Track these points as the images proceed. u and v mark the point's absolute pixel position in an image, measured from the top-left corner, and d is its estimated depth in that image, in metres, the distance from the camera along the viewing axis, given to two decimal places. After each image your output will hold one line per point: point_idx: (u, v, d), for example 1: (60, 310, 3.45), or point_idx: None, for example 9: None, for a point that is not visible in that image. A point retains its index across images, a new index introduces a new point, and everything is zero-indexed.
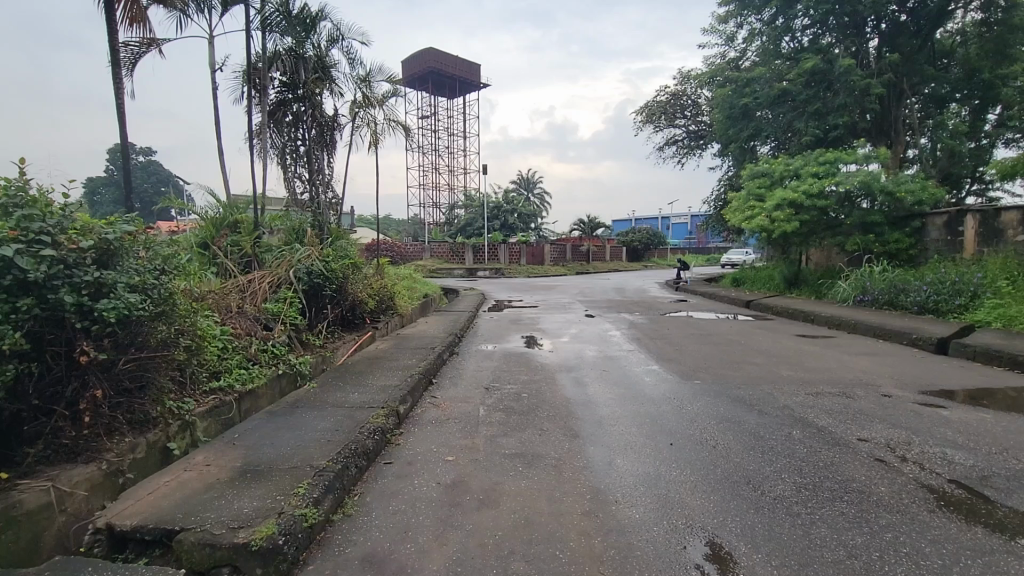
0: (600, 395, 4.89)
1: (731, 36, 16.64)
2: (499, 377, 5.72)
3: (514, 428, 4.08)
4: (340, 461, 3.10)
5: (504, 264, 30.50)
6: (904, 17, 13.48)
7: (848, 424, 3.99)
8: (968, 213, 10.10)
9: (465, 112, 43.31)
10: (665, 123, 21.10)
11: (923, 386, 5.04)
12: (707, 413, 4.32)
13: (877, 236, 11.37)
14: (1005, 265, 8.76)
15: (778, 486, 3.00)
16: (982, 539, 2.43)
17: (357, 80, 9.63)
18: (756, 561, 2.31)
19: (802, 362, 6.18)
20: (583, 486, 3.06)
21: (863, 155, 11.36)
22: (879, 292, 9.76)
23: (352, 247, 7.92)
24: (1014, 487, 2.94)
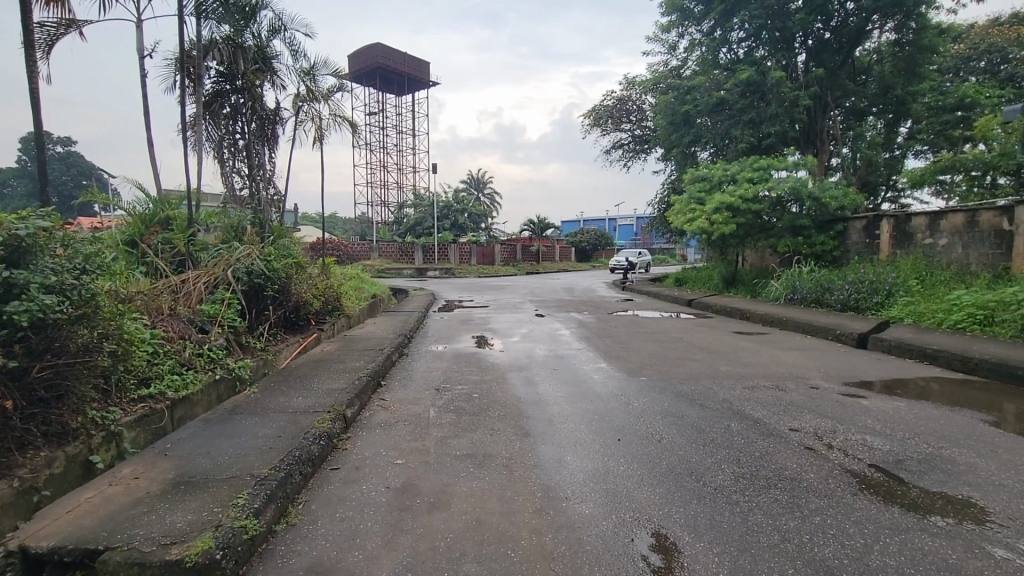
0: (549, 394, 4.96)
1: (673, 45, 17.28)
2: (449, 378, 5.67)
3: (464, 428, 4.07)
4: (283, 469, 2.98)
5: (454, 264, 30.31)
6: (828, 35, 14.50)
7: (781, 416, 4.23)
8: (884, 218, 10.89)
9: (414, 110, 42.72)
10: (611, 126, 21.66)
11: (846, 378, 5.44)
12: (653, 408, 4.45)
13: (805, 238, 12.21)
14: (915, 266, 9.60)
15: (718, 476, 3.15)
16: (899, 518, 2.65)
17: (301, 73, 9.31)
18: (699, 550, 2.41)
19: (739, 357, 6.51)
20: (533, 484, 3.09)
21: (792, 162, 12.10)
22: (808, 292, 10.41)
23: (295, 246, 7.63)
24: (925, 469, 3.21)
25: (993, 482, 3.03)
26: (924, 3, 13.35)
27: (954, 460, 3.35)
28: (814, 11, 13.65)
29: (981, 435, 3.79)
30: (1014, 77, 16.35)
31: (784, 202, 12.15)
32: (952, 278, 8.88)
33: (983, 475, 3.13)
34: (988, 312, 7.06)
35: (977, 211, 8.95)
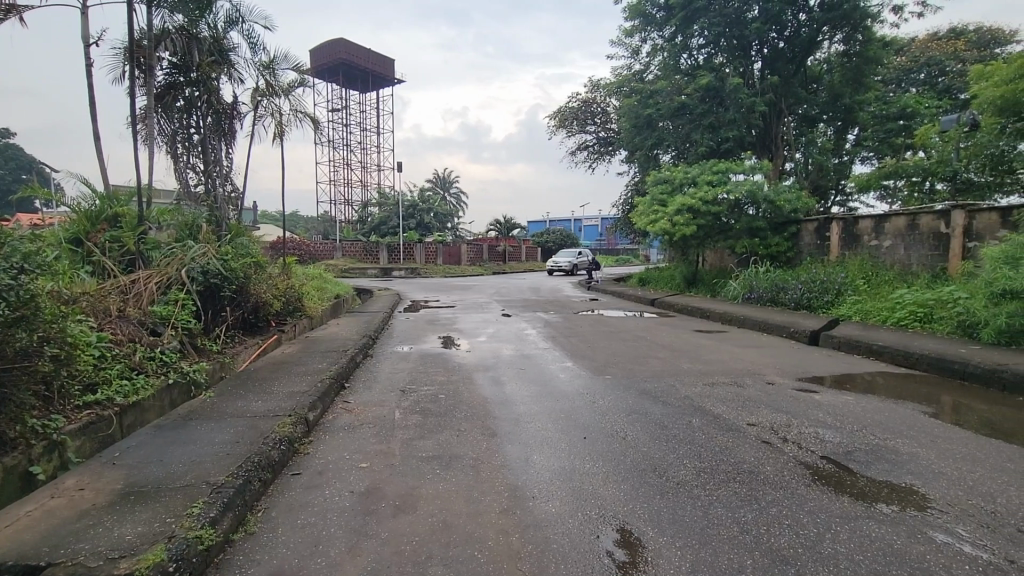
0: (516, 393, 4.98)
1: (636, 49, 17.61)
2: (415, 379, 5.62)
3: (430, 430, 4.04)
4: (241, 476, 2.89)
5: (420, 264, 29.98)
6: (782, 45, 15.09)
7: (739, 411, 4.39)
8: (834, 221, 11.41)
9: (378, 108, 42.05)
10: (577, 128, 21.91)
11: (799, 373, 5.69)
12: (618, 406, 4.54)
13: (761, 240, 12.68)
14: (862, 266, 10.11)
15: (681, 471, 3.23)
16: (850, 508, 2.78)
17: (260, 66, 9.03)
18: (661, 543, 2.47)
19: (699, 354, 6.71)
20: (500, 484, 3.10)
21: (749, 166, 12.53)
22: (764, 291, 10.81)
23: (254, 245, 7.39)
24: (871, 459, 3.39)
25: (933, 470, 3.23)
26: (869, 17, 14.09)
27: (898, 451, 3.54)
28: (769, 21, 14.20)
29: (922, 426, 4.03)
30: (950, 89, 17.39)
31: (741, 204, 12.56)
32: (895, 278, 9.39)
33: (924, 464, 3.32)
34: (927, 310, 7.49)
35: (917, 215, 9.49)
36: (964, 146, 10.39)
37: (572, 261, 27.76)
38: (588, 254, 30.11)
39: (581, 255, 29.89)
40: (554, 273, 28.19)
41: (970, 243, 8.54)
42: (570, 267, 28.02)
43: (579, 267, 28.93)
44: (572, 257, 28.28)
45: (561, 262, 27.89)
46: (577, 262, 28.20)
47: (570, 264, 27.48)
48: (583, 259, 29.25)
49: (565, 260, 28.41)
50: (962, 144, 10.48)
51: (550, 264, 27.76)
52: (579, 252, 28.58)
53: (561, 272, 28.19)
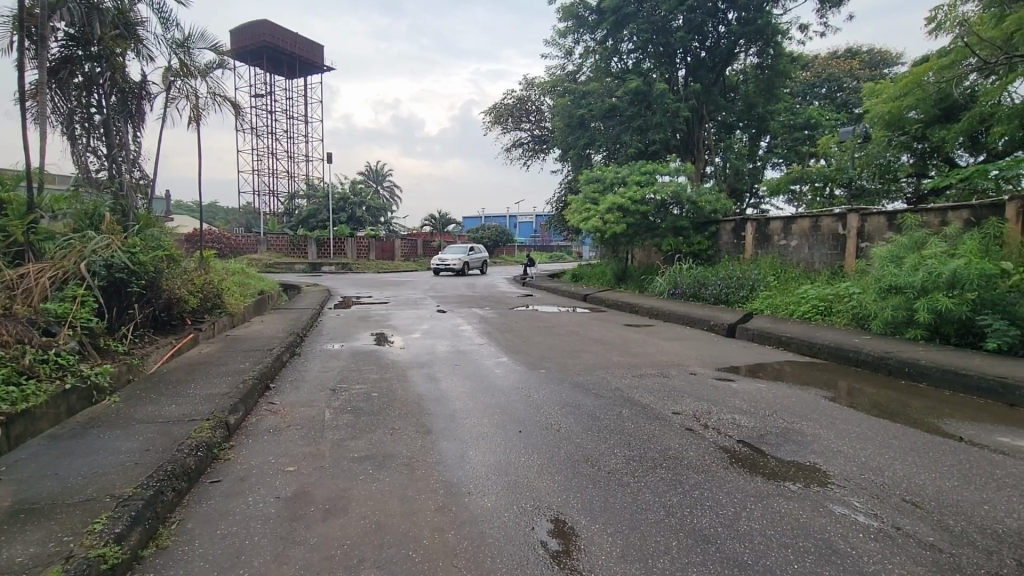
0: (451, 390, 4.95)
1: (569, 50, 17.96)
2: (346, 378, 5.44)
3: (363, 429, 3.93)
4: (152, 487, 2.68)
5: (352, 259, 29.06)
6: (704, 54, 15.97)
7: (665, 400, 4.63)
8: (748, 222, 12.25)
9: (306, 95, 40.14)
10: (512, 125, 22.07)
11: (718, 364, 6.09)
12: (551, 399, 4.64)
13: (685, 238, 13.38)
14: (773, 264, 10.94)
15: (611, 460, 3.37)
16: (761, 487, 3.02)
17: (172, 45, 8.31)
18: (594, 531, 2.56)
19: (629, 348, 6.99)
20: (436, 481, 3.08)
21: (674, 168, 13.15)
22: (687, 287, 11.42)
23: (166, 237, 6.83)
24: (780, 441, 3.70)
25: (832, 449, 3.57)
26: (779, 33, 15.19)
27: (803, 432, 3.89)
28: (692, 31, 14.99)
29: (823, 409, 4.44)
30: (847, 104, 19.16)
31: (667, 204, 13.21)
32: (800, 275, 10.23)
33: (825, 444, 3.67)
34: (827, 304, 8.23)
35: (819, 217, 10.39)
36: (858, 155, 11.45)
37: (461, 259, 23.23)
38: (481, 251, 25.94)
39: (474, 251, 25.67)
40: (439, 271, 23.59)
41: (862, 244, 9.48)
42: (460, 266, 23.69)
43: (470, 265, 24.68)
44: (463, 255, 24.07)
45: (448, 259, 23.36)
46: (469, 259, 23.97)
47: (458, 261, 22.79)
48: (474, 256, 24.99)
49: (454, 257, 24.04)
50: (856, 154, 11.55)
51: (434, 260, 23.27)
52: (471, 247, 24.37)
53: (448, 270, 23.68)
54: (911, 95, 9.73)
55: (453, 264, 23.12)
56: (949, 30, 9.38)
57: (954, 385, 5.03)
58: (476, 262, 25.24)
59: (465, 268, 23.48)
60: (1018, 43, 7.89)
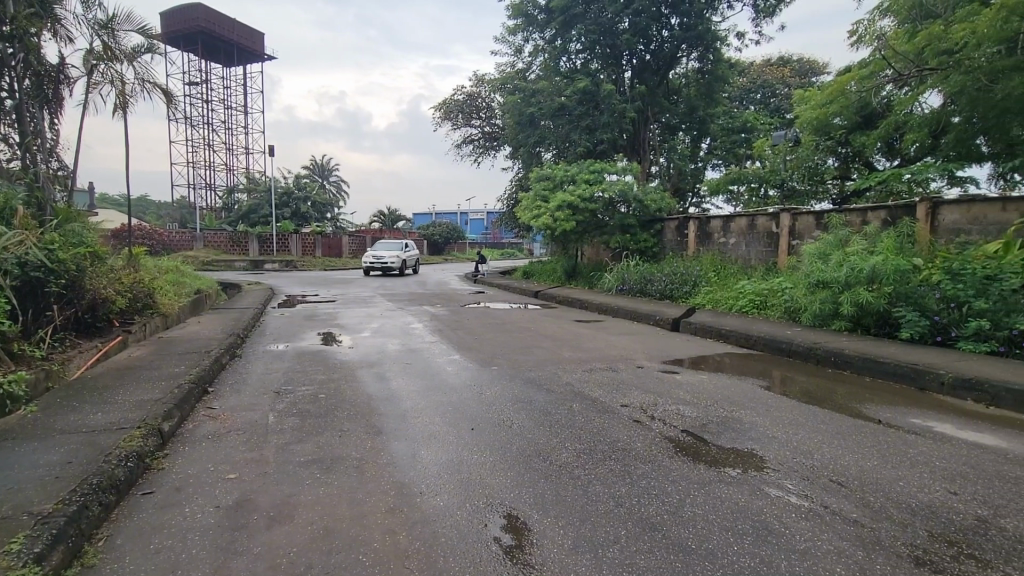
0: (402, 389, 4.89)
1: (518, 48, 18.04)
2: (291, 379, 5.25)
3: (309, 432, 3.82)
4: (76, 501, 2.50)
5: (296, 256, 28.02)
6: (648, 57, 16.47)
7: (614, 394, 4.76)
8: (690, 220, 12.73)
9: (245, 85, 38.29)
10: (462, 121, 21.94)
11: (663, 357, 6.32)
12: (504, 396, 4.67)
13: (632, 235, 13.75)
14: (714, 261, 11.44)
15: (563, 454, 3.43)
16: (704, 474, 3.17)
17: (95, 26, 7.70)
18: (546, 525, 2.60)
19: (579, 343, 7.12)
20: (386, 483, 3.04)
21: (621, 167, 13.49)
22: (634, 283, 11.78)
23: (89, 232, 6.33)
24: (721, 429, 3.89)
25: (767, 435, 3.80)
26: (718, 40, 15.92)
27: (741, 420, 4.10)
28: (637, 34, 15.40)
29: (759, 398, 4.70)
30: (779, 109, 20.33)
31: (615, 203, 13.56)
32: (738, 271, 10.75)
33: (762, 430, 3.90)
34: (763, 298, 8.69)
35: (755, 217, 10.96)
36: (790, 159, 12.40)
37: (398, 257, 20.49)
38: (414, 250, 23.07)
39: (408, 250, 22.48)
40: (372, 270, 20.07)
41: (794, 242, 10.07)
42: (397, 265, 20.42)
43: (405, 265, 21.44)
44: (399, 251, 20.85)
45: (385, 257, 19.99)
46: (407, 257, 20.80)
47: (396, 259, 20.04)
48: (409, 255, 21.86)
49: (389, 254, 20.69)
50: (788, 158, 12.48)
51: (367, 256, 19.71)
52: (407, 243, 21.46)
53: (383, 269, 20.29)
54: (835, 103, 10.42)
55: (392, 261, 19.85)
56: (868, 44, 10.16)
57: (874, 372, 5.45)
58: (410, 261, 22.14)
59: (403, 267, 20.76)
60: (926, 57, 8.54)
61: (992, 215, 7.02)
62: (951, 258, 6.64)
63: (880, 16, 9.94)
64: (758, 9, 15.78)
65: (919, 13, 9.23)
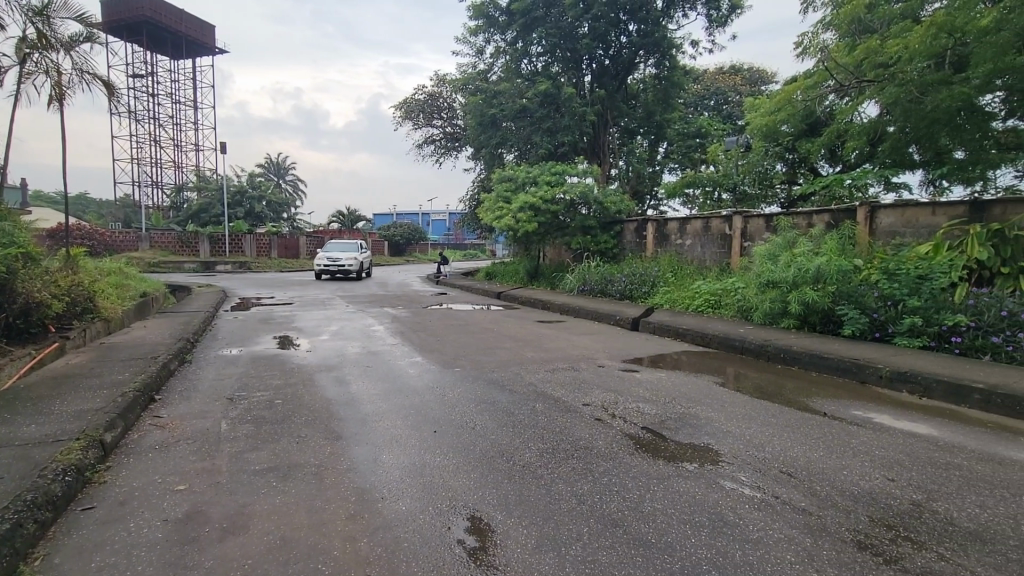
0: (363, 393, 4.80)
1: (480, 49, 18.03)
2: (245, 385, 5.07)
3: (265, 439, 3.70)
4: (7, 519, 2.34)
5: (251, 257, 27.03)
6: (607, 62, 16.80)
7: (576, 393, 4.83)
8: (649, 222, 13.04)
9: (195, 79, 36.70)
10: (423, 121, 21.74)
11: (623, 356, 6.46)
12: (466, 397, 4.65)
13: (593, 237, 13.97)
14: (671, 262, 11.76)
15: (525, 454, 3.46)
16: (663, 469, 3.26)
17: (28, 11, 7.20)
18: (509, 526, 2.61)
19: (541, 343, 7.18)
20: (347, 489, 2.98)
21: (582, 170, 13.69)
22: (595, 284, 11.98)
23: (21, 231, 5.92)
24: (679, 425, 4.01)
25: (722, 430, 3.95)
26: (674, 47, 16.40)
27: (697, 416, 4.24)
28: (597, 39, 15.68)
29: (714, 394, 4.88)
30: (732, 116, 21.13)
31: (576, 204, 13.74)
32: (694, 272, 11.09)
33: (717, 425, 4.04)
34: (717, 298, 9.00)
35: (710, 219, 11.35)
36: (741, 163, 12.81)
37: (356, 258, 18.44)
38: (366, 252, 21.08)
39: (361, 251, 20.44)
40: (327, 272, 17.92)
41: (745, 243, 10.49)
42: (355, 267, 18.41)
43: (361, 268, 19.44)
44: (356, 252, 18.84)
45: (342, 258, 17.91)
46: (365, 258, 18.88)
47: (353, 260, 17.96)
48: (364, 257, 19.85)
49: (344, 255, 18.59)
50: (740, 163, 12.89)
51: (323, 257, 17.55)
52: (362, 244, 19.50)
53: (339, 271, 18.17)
54: (782, 110, 10.85)
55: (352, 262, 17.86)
56: (813, 55, 10.69)
57: (819, 367, 5.74)
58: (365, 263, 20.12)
59: (360, 269, 18.81)
60: (864, 70, 9.16)
61: (923, 219, 7.51)
62: (888, 259, 7.08)
63: (822, 29, 10.50)
64: (710, 19, 16.35)
65: (858, 27, 9.80)
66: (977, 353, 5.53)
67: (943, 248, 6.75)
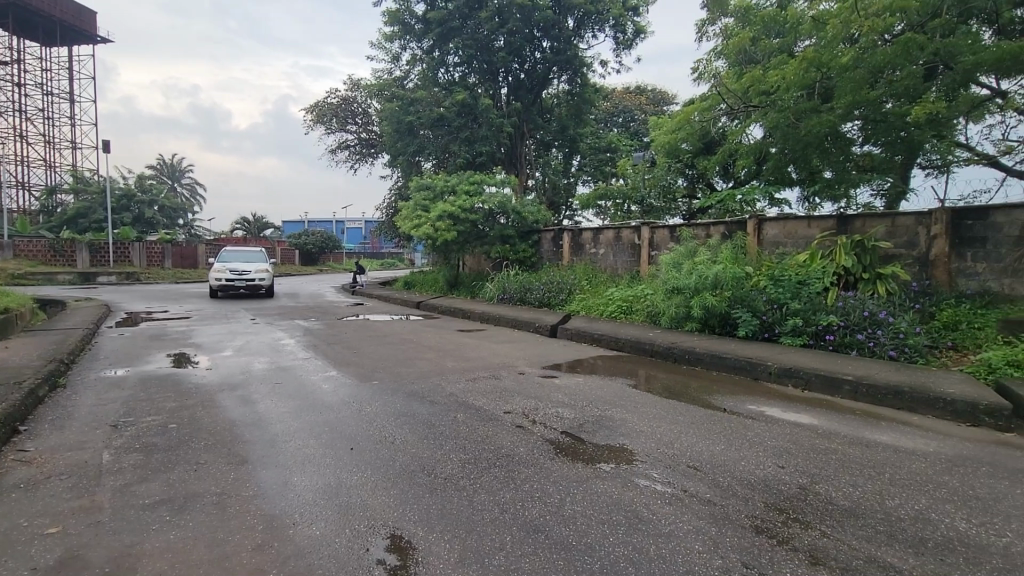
0: (272, 412, 4.51)
1: (395, 55, 17.79)
2: (133, 409, 4.57)
3: (158, 469, 3.36)
4: None
5: (140, 268, 24.47)
6: (522, 76, 17.27)
7: (497, 401, 4.86)
8: (564, 232, 13.47)
9: (72, 69, 32.84)
10: (336, 126, 20.98)
11: (543, 363, 6.61)
12: (385, 411, 4.53)
13: (512, 246, 14.17)
14: (586, 270, 12.23)
15: (447, 466, 3.43)
16: (581, 471, 3.38)
17: None
18: (431, 542, 2.57)
19: (461, 353, 7.16)
20: (254, 517, 2.78)
21: (500, 180, 13.88)
22: (514, 292, 12.18)
23: None
24: (596, 428, 4.18)
25: (635, 430, 4.16)
26: (585, 65, 17.20)
27: (613, 418, 4.44)
28: (512, 53, 16.08)
29: (627, 396, 5.12)
30: (638, 132, 22.50)
31: (494, 214, 13.89)
32: (608, 280, 11.62)
33: (630, 426, 4.26)
34: (629, 304, 9.49)
35: (620, 230, 11.96)
36: (648, 177, 13.66)
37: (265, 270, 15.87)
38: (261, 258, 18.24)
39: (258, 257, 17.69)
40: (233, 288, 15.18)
41: (653, 252, 11.17)
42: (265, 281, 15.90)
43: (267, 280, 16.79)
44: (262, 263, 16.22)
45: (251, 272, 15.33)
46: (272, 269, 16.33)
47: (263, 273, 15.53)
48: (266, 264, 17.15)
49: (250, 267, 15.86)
50: (647, 176, 13.72)
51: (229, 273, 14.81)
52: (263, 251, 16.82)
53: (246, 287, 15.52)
54: (683, 130, 11.72)
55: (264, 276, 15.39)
56: (707, 80, 11.69)
57: (719, 367, 6.23)
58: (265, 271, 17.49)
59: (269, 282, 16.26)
60: (750, 96, 10.18)
61: (801, 231, 8.42)
62: (774, 267, 7.86)
63: (715, 57, 11.50)
64: (617, 41, 17.34)
65: (744, 58, 10.88)
66: (846, 349, 6.28)
67: (817, 257, 7.62)
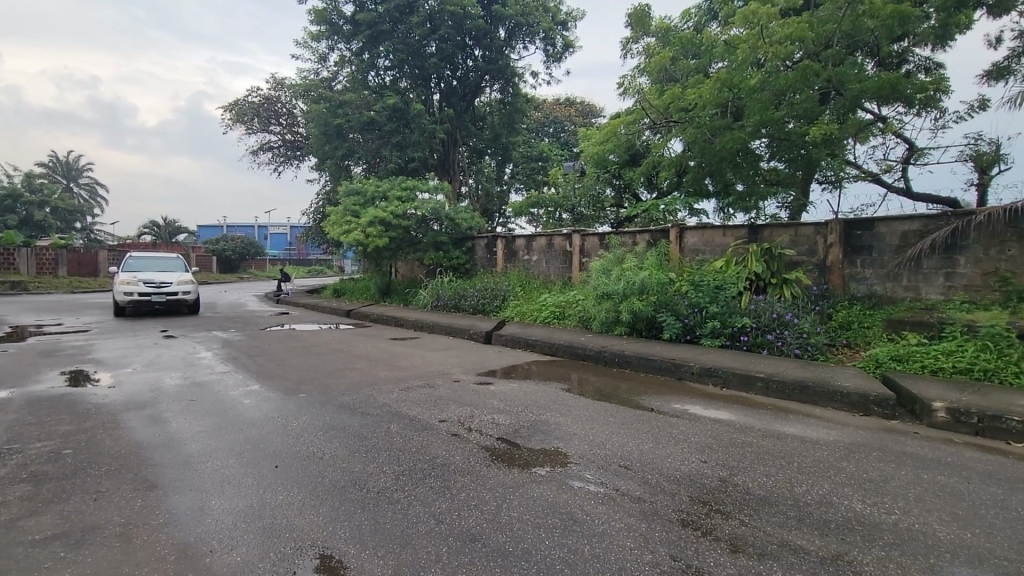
0: (187, 431, 4.19)
1: (323, 56, 17.22)
2: (19, 435, 4.08)
3: (50, 500, 3.02)
4: None
5: (27, 276, 21.87)
6: (454, 83, 17.31)
7: (432, 410, 4.80)
8: (498, 239, 13.56)
9: None
10: (257, 126, 19.93)
11: (477, 370, 6.60)
12: (314, 425, 4.34)
13: (445, 252, 14.07)
14: (520, 277, 12.38)
15: (380, 479, 3.35)
16: (517, 477, 3.42)
17: None
18: (364, 559, 2.50)
19: (394, 362, 6.99)
20: (166, 546, 2.58)
21: (432, 186, 13.76)
22: (449, 299, 12.10)
23: None
24: (530, 433, 4.24)
25: (568, 433, 4.27)
26: (516, 75, 17.50)
27: (547, 422, 4.52)
28: (443, 59, 16.06)
29: (561, 400, 5.24)
30: (567, 143, 23.14)
31: (427, 220, 13.74)
32: (541, 286, 11.82)
33: (564, 429, 4.36)
34: (561, 310, 9.71)
35: (552, 237, 12.23)
36: (578, 186, 14.08)
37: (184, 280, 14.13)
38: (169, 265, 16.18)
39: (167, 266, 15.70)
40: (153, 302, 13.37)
41: (583, 259, 11.50)
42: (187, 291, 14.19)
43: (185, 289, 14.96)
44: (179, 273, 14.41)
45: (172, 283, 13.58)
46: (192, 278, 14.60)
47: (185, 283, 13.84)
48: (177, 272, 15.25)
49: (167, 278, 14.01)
50: (577, 186, 14.14)
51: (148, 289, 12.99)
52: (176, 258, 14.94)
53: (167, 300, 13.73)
54: (610, 142, 12.20)
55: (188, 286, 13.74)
56: (631, 96, 12.26)
57: (645, 368, 6.51)
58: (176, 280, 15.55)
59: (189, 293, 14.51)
60: (670, 112, 10.79)
61: (717, 239, 9.01)
62: (694, 273, 8.34)
63: (638, 74, 12.11)
64: (547, 54, 17.79)
65: (664, 76, 11.52)
66: (758, 349, 6.79)
67: (732, 263, 8.19)
